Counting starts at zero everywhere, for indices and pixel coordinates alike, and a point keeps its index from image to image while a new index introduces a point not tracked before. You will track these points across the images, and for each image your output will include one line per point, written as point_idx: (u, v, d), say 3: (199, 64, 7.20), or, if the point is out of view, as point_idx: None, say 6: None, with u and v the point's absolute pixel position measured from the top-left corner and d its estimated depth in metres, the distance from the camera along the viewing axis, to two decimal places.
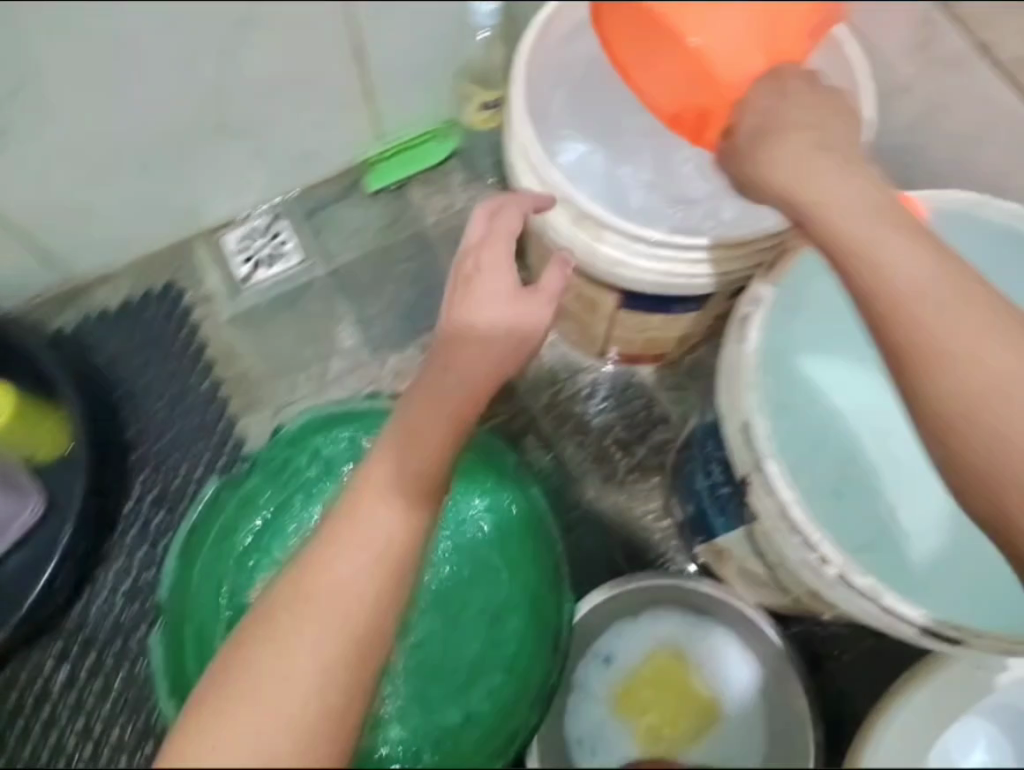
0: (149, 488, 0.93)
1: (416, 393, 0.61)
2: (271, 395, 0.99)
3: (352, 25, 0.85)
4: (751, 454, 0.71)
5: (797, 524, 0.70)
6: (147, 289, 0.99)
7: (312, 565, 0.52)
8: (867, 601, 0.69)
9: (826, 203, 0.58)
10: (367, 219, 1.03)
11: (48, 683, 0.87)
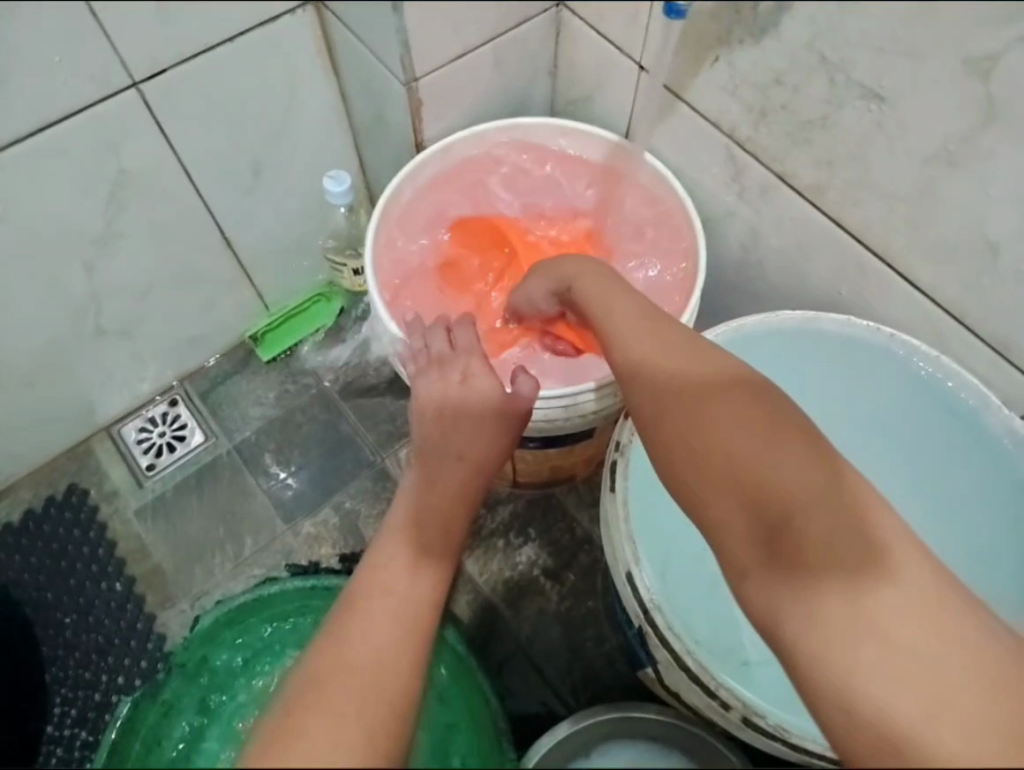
0: (68, 710, 0.86)
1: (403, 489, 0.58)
2: (189, 584, 0.93)
3: (217, 227, 0.90)
4: (640, 601, 0.62)
5: (695, 671, 0.60)
6: (49, 494, 0.97)
7: (329, 647, 0.44)
8: (771, 739, 0.60)
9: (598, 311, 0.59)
10: (267, 387, 1.04)
11: None
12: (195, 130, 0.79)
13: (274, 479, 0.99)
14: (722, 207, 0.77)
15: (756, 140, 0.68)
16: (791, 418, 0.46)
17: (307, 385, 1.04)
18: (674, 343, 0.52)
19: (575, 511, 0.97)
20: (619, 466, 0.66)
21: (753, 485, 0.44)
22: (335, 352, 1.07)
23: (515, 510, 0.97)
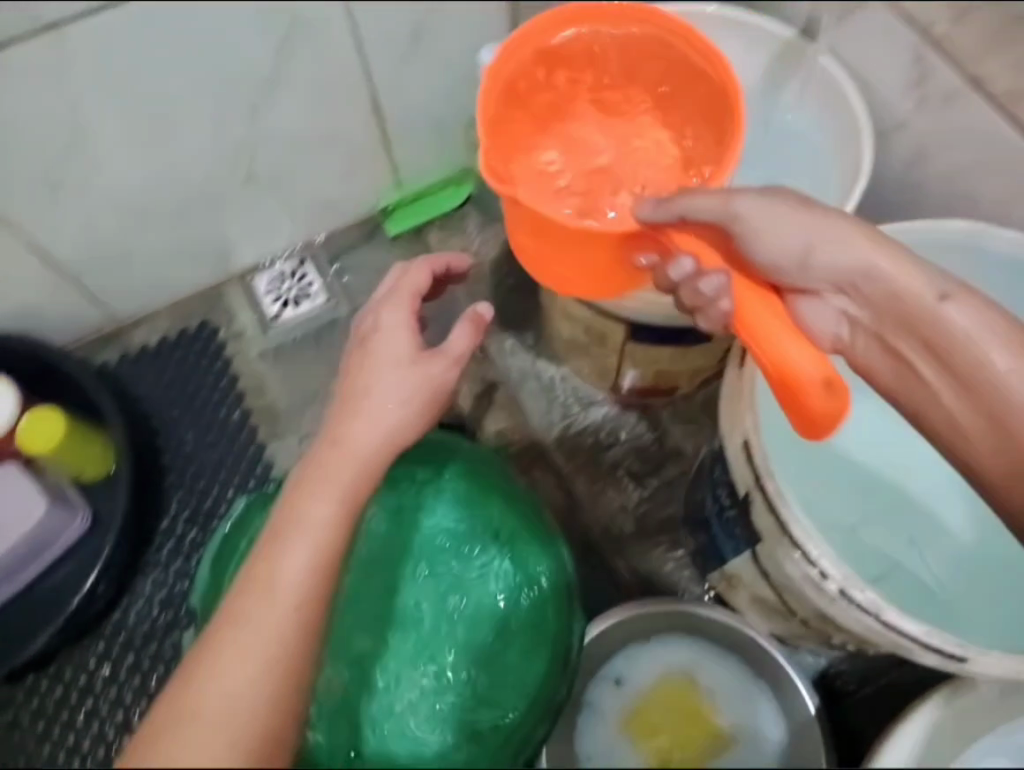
0: (182, 511, 0.96)
1: (307, 476, 0.59)
2: (297, 424, 1.00)
3: (372, 91, 0.93)
4: (751, 469, 0.61)
5: (799, 538, 0.58)
6: (183, 327, 1.04)
7: (183, 693, 0.50)
8: (866, 615, 0.57)
9: (925, 320, 0.59)
10: (388, 260, 1.08)
11: (93, 678, 0.92)
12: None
13: None
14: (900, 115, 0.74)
15: (954, 38, 0.66)
16: None
17: None
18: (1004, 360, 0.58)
19: (670, 423, 0.98)
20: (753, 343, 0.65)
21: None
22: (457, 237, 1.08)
23: (609, 413, 0.99)
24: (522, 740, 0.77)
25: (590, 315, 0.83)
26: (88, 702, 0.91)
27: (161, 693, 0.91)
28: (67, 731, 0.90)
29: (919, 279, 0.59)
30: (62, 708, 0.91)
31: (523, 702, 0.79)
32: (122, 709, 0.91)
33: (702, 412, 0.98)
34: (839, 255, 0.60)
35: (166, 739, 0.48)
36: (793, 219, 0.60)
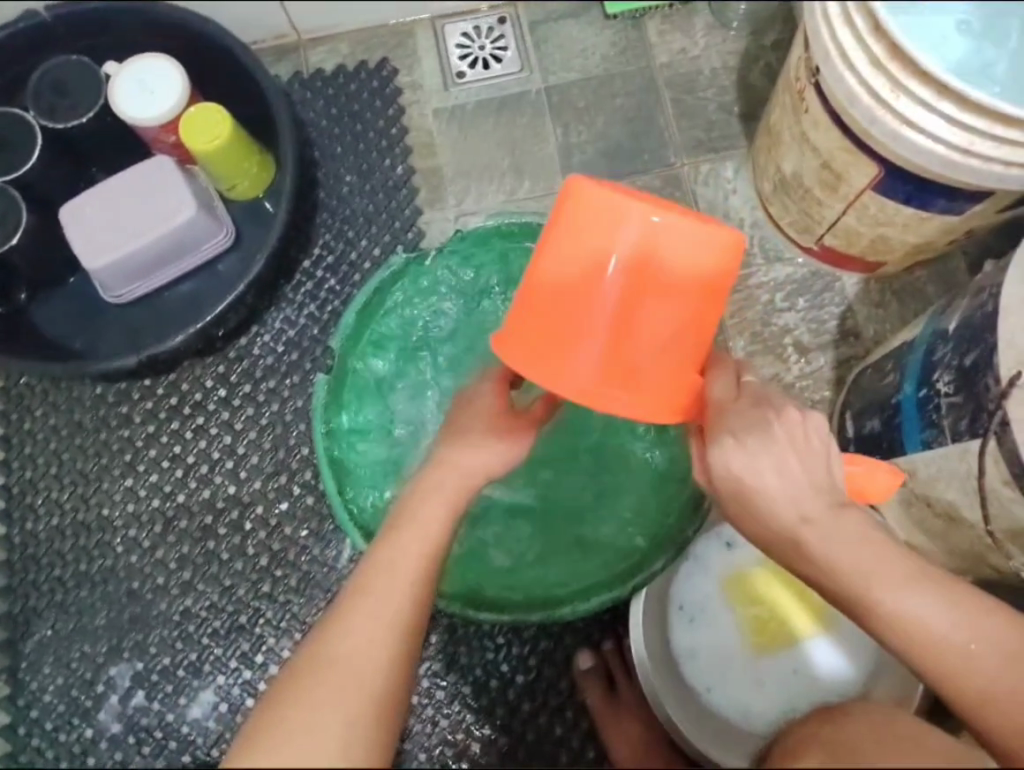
0: (325, 255, 0.90)
1: (417, 484, 0.60)
2: (459, 198, 0.92)
3: None
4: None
5: None
6: (362, 60, 0.95)
7: (313, 650, 0.48)
8: None
9: (830, 570, 0.52)
10: (596, 43, 0.95)
11: (207, 397, 0.89)
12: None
13: (570, 136, 0.93)
14: None
15: None
16: (990, 609, 0.52)
17: (637, 58, 0.94)
18: (902, 565, 0.52)
19: (855, 303, 0.88)
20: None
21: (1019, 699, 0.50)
22: (678, 36, 0.94)
23: (792, 275, 0.89)
24: (631, 569, 0.74)
25: (839, 146, 0.71)
26: (198, 419, 0.88)
27: (272, 429, 0.88)
28: (174, 442, 0.88)
29: (801, 515, 0.53)
30: (175, 416, 0.89)
31: (639, 537, 0.76)
32: (231, 435, 0.88)
33: (892, 297, 0.88)
34: (791, 509, 0.53)
35: (294, 694, 0.45)
36: (756, 492, 0.53)
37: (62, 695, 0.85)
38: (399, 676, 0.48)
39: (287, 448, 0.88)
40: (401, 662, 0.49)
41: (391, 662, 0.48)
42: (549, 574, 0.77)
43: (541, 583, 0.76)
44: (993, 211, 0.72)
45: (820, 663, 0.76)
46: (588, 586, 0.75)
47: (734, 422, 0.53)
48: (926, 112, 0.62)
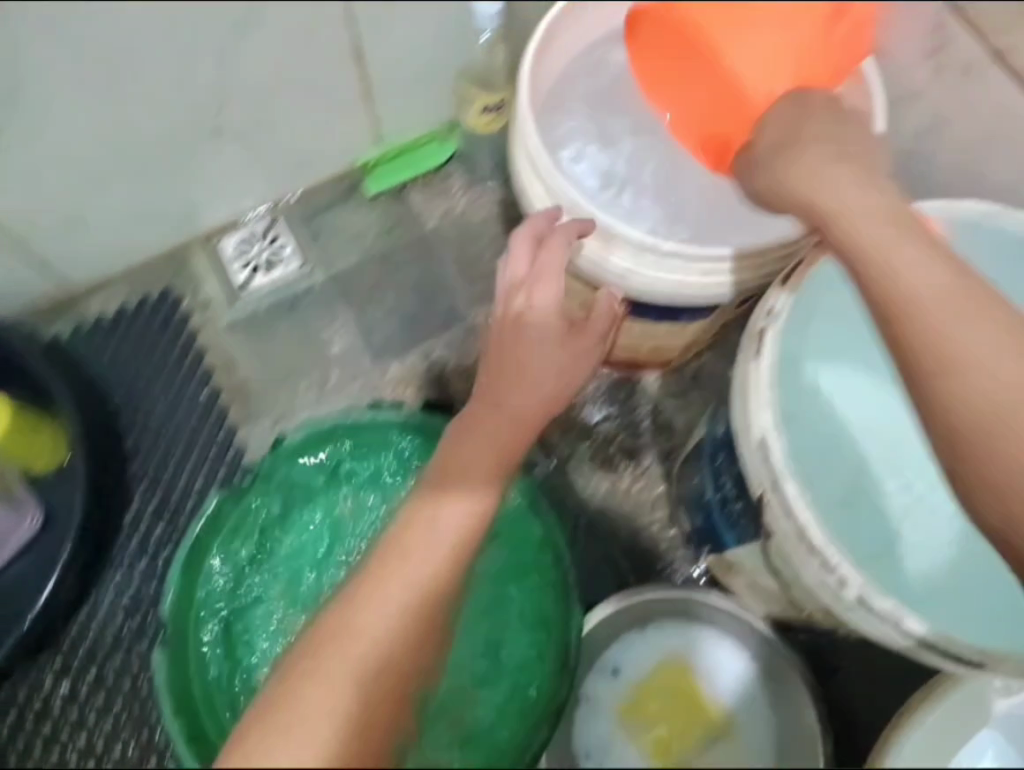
0: (147, 503, 0.91)
1: (463, 423, 0.59)
2: (272, 406, 0.95)
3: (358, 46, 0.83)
4: (767, 469, 0.57)
5: (816, 546, 0.55)
6: (143, 296, 0.97)
7: (336, 618, 0.47)
8: (887, 624, 0.56)
9: (880, 265, 0.54)
10: (369, 221, 1.00)
11: (49, 699, 0.86)
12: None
13: (365, 316, 0.97)
14: None
15: None
16: None
17: (410, 227, 1.00)
18: (940, 264, 0.54)
19: (661, 397, 0.95)
20: (768, 334, 0.58)
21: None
22: (441, 197, 1.01)
23: (601, 386, 0.95)
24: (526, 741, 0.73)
25: None
26: (45, 726, 0.85)
27: (129, 708, 0.86)
28: (24, 759, 0.84)
29: (852, 201, 0.57)
30: (17, 733, 0.85)
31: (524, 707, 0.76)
32: (85, 732, 0.85)
33: (692, 385, 0.95)
34: (862, 215, 0.56)
35: (293, 686, 0.45)
36: (824, 195, 0.58)
37: None
38: (411, 649, 0.47)
39: (150, 723, 0.86)
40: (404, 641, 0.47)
41: (398, 641, 0.46)
42: None
43: None
44: (734, 310, 0.80)
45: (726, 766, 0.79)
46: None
47: (822, 149, 0.61)
48: (639, 259, 0.67)
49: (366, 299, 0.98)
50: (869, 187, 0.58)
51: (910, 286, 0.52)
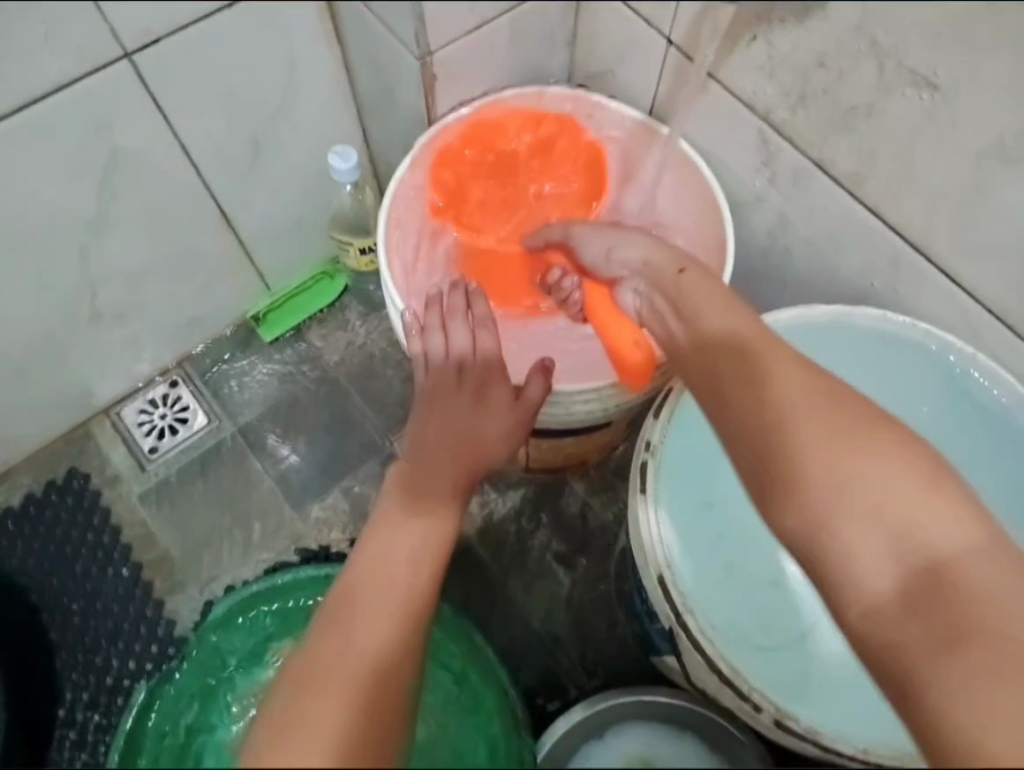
0: (80, 694, 0.86)
1: (393, 487, 0.58)
2: (197, 572, 0.92)
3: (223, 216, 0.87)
4: (672, 605, 0.59)
5: (727, 676, 0.59)
6: (49, 479, 0.95)
7: (325, 646, 0.43)
8: (808, 744, 0.58)
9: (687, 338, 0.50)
10: (270, 368, 1.01)
11: None
12: (197, 120, 0.76)
13: (280, 463, 0.97)
14: (751, 192, 0.73)
15: (794, 124, 0.64)
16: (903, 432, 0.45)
17: (311, 367, 1.01)
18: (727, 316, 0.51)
19: (585, 495, 0.97)
20: (649, 468, 0.62)
21: (995, 583, 0.42)
22: (340, 332, 1.03)
23: (526, 494, 0.96)
24: None
25: None
26: None
27: None
28: None
29: (659, 258, 0.57)
30: None
31: None
32: None
33: (613, 477, 0.97)
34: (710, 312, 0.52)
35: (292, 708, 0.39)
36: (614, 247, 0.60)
37: None
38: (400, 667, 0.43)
39: None
40: (399, 645, 0.44)
41: (383, 663, 0.42)
42: None
43: None
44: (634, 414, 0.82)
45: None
46: None
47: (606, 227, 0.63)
48: None
49: (278, 445, 0.98)
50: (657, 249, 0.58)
51: (753, 418, 0.47)
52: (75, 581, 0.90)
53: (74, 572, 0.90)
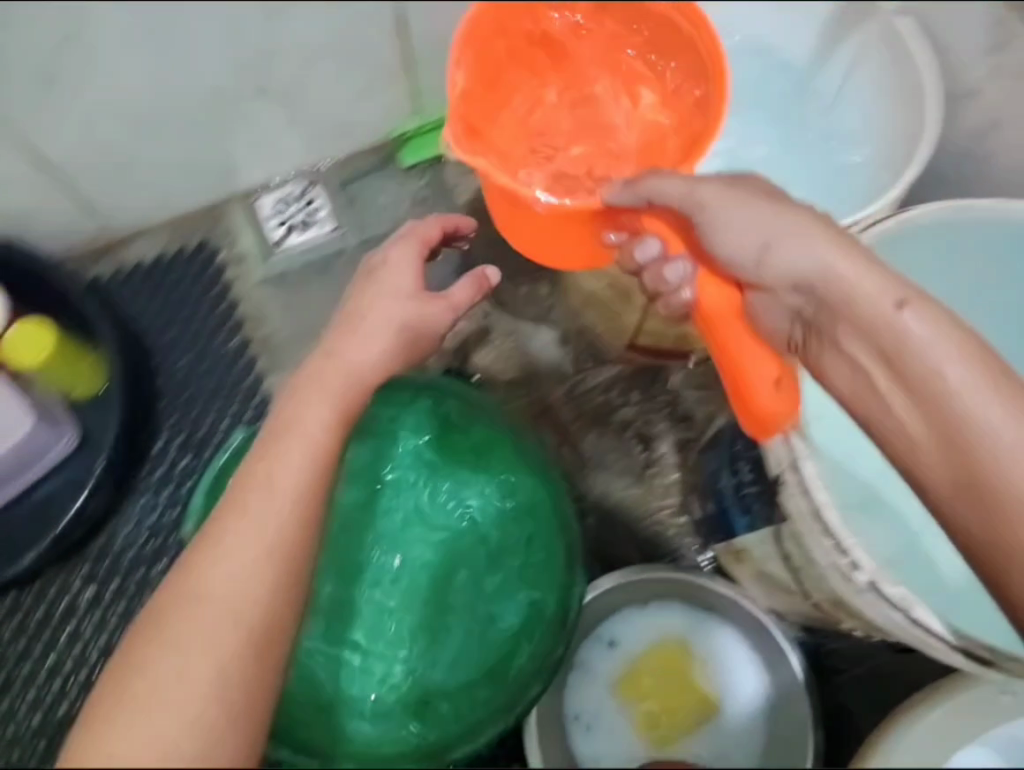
0: (176, 437, 0.96)
1: (298, 385, 0.62)
2: (298, 359, 0.97)
3: (402, 26, 0.88)
4: (788, 448, 0.58)
5: (830, 526, 0.57)
6: (181, 245, 0.99)
7: (187, 586, 0.50)
8: (897, 612, 0.56)
9: (940, 397, 0.52)
10: (404, 189, 1.01)
11: (76, 599, 0.94)
12: None
13: None
14: (969, 82, 0.75)
15: None
16: None
17: (442, 198, 1.01)
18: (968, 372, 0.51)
19: (682, 387, 0.94)
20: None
21: None
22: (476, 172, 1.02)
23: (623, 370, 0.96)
24: (513, 694, 0.77)
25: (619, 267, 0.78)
26: (70, 624, 0.93)
27: None
28: (48, 651, 0.93)
29: (881, 287, 0.53)
30: (45, 626, 0.93)
31: (518, 660, 0.78)
32: (105, 633, 0.93)
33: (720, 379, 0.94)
34: (941, 353, 0.51)
35: (199, 569, 0.51)
36: (778, 252, 0.56)
37: None
38: (264, 598, 0.50)
39: None
40: (312, 495, 0.55)
41: (248, 598, 0.49)
42: (444, 725, 0.77)
43: (440, 725, 0.77)
44: None
45: (706, 749, 0.82)
46: (478, 720, 0.76)
47: (738, 210, 0.58)
48: None
49: None
50: (873, 270, 0.54)
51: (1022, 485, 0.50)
52: (186, 339, 0.97)
53: (189, 331, 0.97)
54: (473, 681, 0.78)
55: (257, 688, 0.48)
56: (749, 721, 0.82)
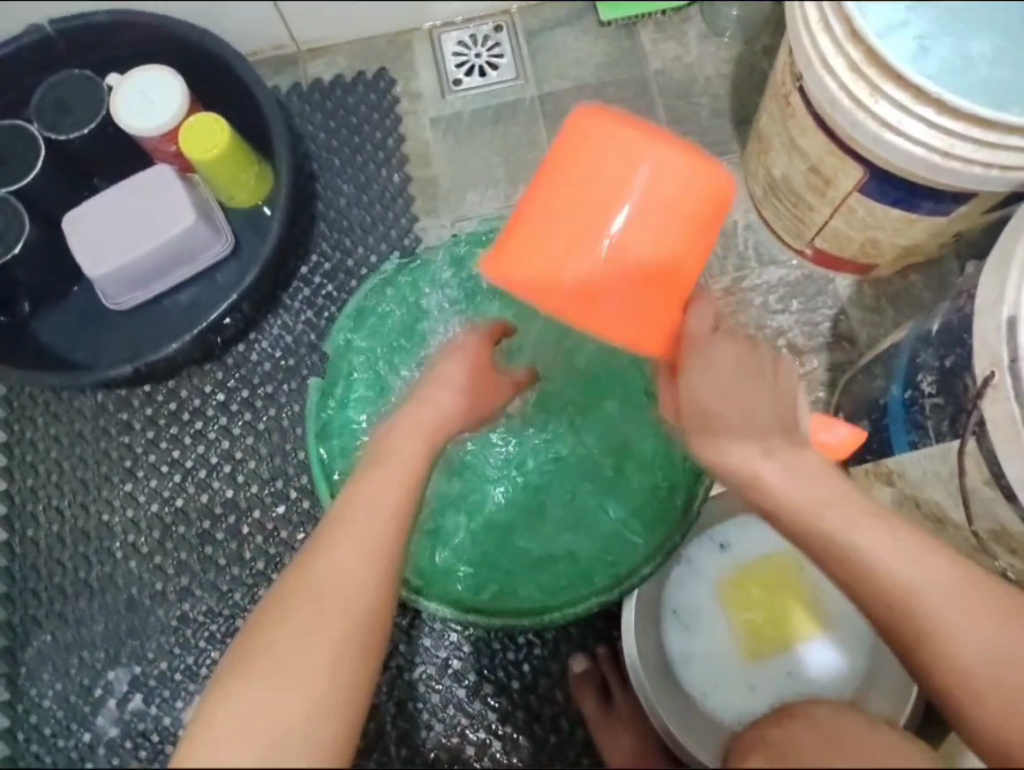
0: (322, 263, 0.95)
1: (397, 420, 0.62)
2: (456, 205, 0.95)
3: None
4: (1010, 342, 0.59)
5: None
6: (359, 70, 0.97)
7: (300, 581, 0.52)
8: None
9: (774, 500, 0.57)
10: (593, 47, 0.97)
11: (204, 403, 0.97)
12: None
13: None
14: None
15: None
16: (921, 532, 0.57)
17: (632, 63, 0.96)
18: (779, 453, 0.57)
19: (848, 305, 0.91)
20: None
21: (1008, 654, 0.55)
22: (672, 41, 0.96)
23: (788, 276, 0.91)
24: (615, 573, 0.79)
25: (826, 151, 0.73)
26: (196, 424, 0.96)
27: (270, 433, 0.96)
28: (173, 447, 0.96)
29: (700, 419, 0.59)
30: (173, 423, 0.97)
31: (626, 543, 0.80)
32: (228, 440, 0.96)
33: (886, 301, 0.91)
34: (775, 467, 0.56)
35: (304, 565, 0.53)
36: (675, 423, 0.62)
37: (61, 700, 0.92)
38: (369, 602, 0.52)
39: (283, 450, 0.96)
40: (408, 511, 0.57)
41: (354, 600, 0.51)
42: (534, 594, 0.80)
43: (536, 590, 0.80)
44: (979, 216, 0.75)
45: (807, 665, 0.80)
46: (570, 596, 0.79)
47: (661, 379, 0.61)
48: (903, 111, 0.64)
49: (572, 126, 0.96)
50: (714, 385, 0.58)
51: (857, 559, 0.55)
52: (347, 166, 0.95)
53: (351, 158, 0.96)
54: (559, 561, 0.81)
55: (361, 686, 0.49)
56: (854, 656, 0.80)
